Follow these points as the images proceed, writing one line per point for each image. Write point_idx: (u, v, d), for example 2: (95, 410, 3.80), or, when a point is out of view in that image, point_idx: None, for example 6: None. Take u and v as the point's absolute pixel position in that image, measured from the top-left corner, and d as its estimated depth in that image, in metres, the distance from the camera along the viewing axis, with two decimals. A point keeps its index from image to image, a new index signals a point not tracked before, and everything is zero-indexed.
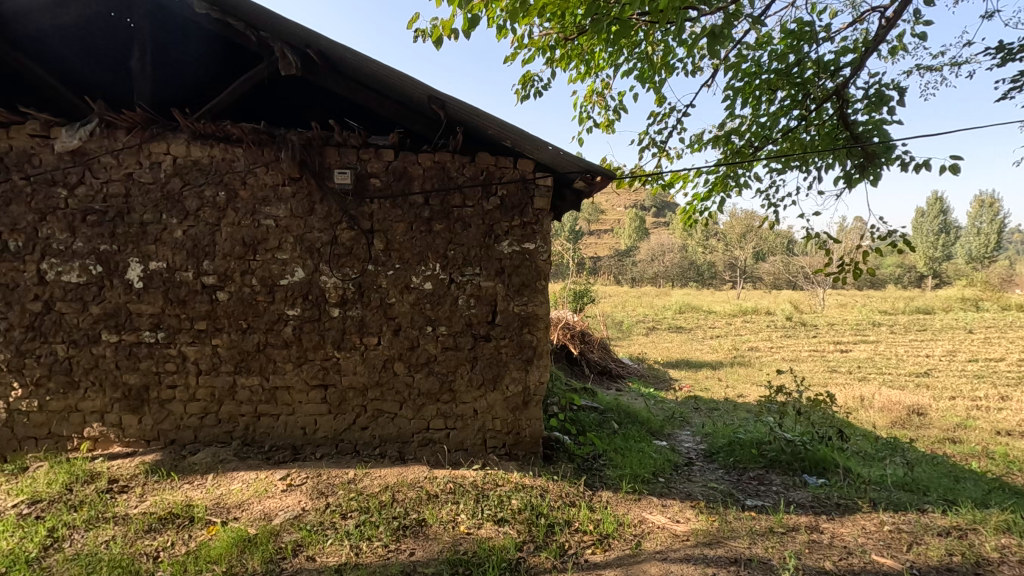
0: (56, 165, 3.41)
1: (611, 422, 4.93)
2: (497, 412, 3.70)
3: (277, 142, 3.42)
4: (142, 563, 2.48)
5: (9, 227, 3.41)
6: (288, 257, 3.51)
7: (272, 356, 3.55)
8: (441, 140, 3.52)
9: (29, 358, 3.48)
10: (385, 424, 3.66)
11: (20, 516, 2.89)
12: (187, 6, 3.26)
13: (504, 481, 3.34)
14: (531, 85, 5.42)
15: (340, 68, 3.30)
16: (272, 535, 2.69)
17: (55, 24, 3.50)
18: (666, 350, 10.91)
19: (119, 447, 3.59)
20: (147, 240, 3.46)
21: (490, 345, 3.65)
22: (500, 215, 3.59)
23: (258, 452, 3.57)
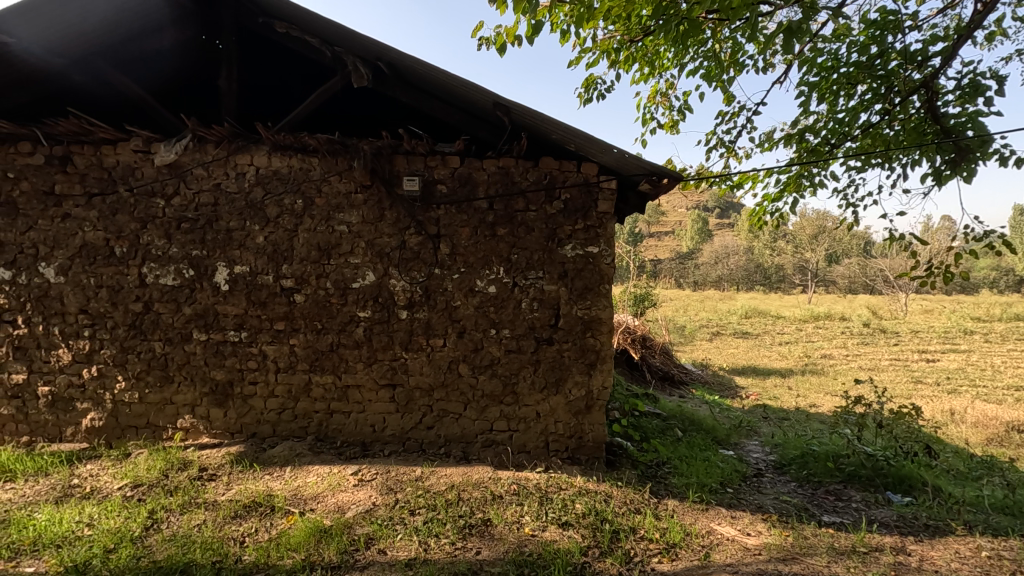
0: (155, 178, 3.73)
1: (675, 429, 4.80)
2: (559, 416, 3.70)
3: (350, 152, 3.58)
4: (230, 547, 2.67)
5: (115, 235, 3.76)
6: (360, 261, 3.67)
7: (344, 356, 3.72)
8: (505, 146, 3.57)
9: (131, 354, 3.82)
10: (450, 424, 3.74)
11: (125, 498, 3.17)
12: (269, 26, 3.50)
13: (567, 484, 3.34)
14: (593, 88, 5.41)
15: (409, 79, 3.42)
16: (347, 527, 2.82)
17: (155, 49, 3.86)
18: (731, 356, 10.53)
19: (207, 438, 3.85)
20: (233, 246, 3.72)
21: (553, 348, 3.66)
22: (564, 219, 3.60)
23: (331, 447, 3.74)
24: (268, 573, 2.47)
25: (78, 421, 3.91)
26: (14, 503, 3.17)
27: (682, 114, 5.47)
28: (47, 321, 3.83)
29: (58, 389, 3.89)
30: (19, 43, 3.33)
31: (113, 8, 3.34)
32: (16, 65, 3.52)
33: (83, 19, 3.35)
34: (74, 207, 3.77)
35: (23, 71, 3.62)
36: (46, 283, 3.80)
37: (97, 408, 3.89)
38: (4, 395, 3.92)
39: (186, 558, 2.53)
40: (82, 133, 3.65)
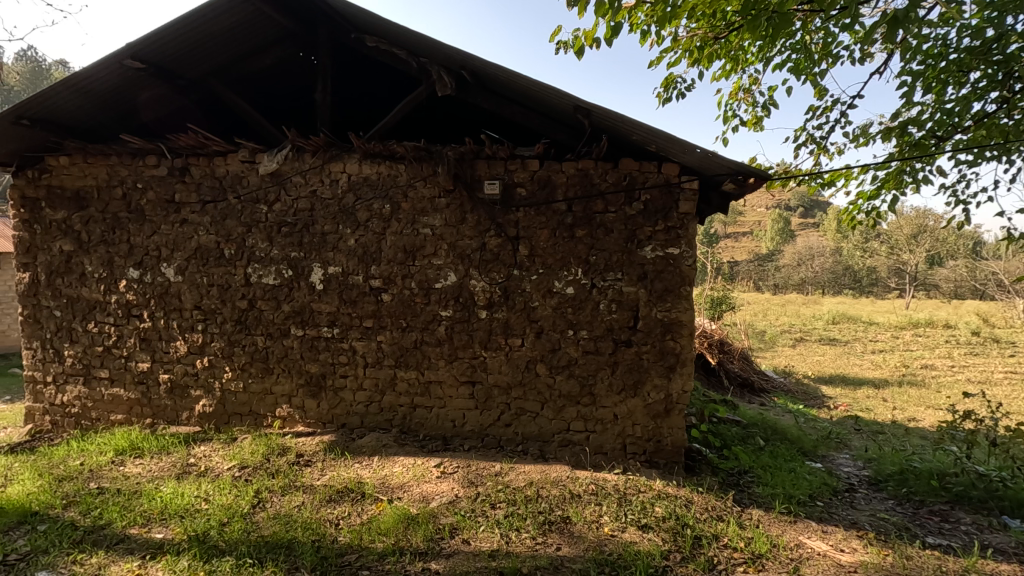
0: (259, 186, 4.07)
1: (757, 438, 4.61)
2: (637, 418, 3.68)
3: (435, 158, 3.75)
4: (327, 528, 2.87)
5: (225, 238, 4.14)
6: (442, 263, 3.82)
7: (427, 352, 3.89)
8: (584, 148, 3.63)
9: (237, 347, 4.18)
10: (528, 422, 3.81)
11: (234, 477, 3.49)
12: (362, 41, 3.77)
13: (646, 487, 3.32)
14: (673, 87, 5.29)
15: (491, 85, 3.56)
16: (432, 516, 2.95)
17: (261, 69, 4.24)
18: (817, 364, 9.91)
19: (302, 427, 4.14)
20: (327, 248, 3.98)
21: (632, 350, 3.64)
22: (643, 220, 3.58)
23: (415, 440, 3.92)
24: (361, 554, 2.64)
25: (192, 406, 4.33)
26: (142, 476, 3.57)
27: (767, 110, 5.25)
28: (167, 316, 4.27)
29: (175, 377, 4.32)
30: (149, 67, 3.76)
31: (224, 31, 3.68)
32: (145, 86, 3.99)
33: (198, 44, 3.72)
34: (190, 213, 4.19)
35: (152, 91, 4.09)
36: (167, 281, 4.24)
37: (208, 395, 4.29)
38: (131, 380, 4.42)
39: (289, 536, 2.76)
40: (198, 146, 4.06)
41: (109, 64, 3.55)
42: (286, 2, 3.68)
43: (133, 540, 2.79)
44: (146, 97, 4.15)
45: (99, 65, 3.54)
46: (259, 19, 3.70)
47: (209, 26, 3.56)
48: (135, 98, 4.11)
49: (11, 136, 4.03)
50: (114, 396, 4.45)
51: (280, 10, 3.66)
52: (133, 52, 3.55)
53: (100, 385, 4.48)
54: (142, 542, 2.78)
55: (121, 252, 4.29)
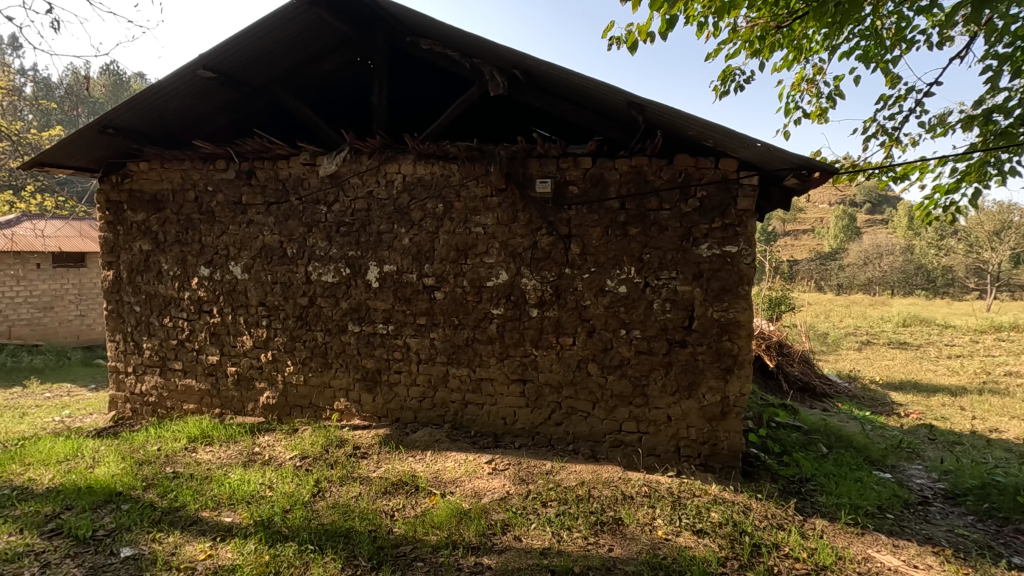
0: (319, 188, 4.23)
1: (819, 445, 4.41)
2: (692, 420, 3.59)
3: (487, 157, 3.79)
4: (383, 518, 2.95)
5: (288, 238, 4.32)
6: (494, 261, 3.85)
7: (479, 350, 3.94)
8: (638, 144, 3.58)
9: (298, 342, 4.36)
10: (579, 422, 3.79)
11: (296, 467, 3.64)
12: (416, 44, 3.85)
13: (701, 491, 3.24)
14: (731, 80, 5.12)
15: (543, 84, 3.57)
16: (484, 512, 2.99)
17: (321, 75, 4.40)
18: (885, 369, 9.35)
19: (358, 420, 4.28)
20: (383, 247, 4.09)
21: (686, 351, 3.55)
22: (699, 217, 3.49)
23: (466, 436, 3.97)
24: (416, 546, 2.71)
25: (257, 398, 4.56)
26: (212, 463, 3.79)
27: (833, 101, 5.00)
28: (235, 311, 4.51)
29: (242, 370, 4.56)
30: (219, 76, 3.98)
31: (287, 39, 3.84)
32: (216, 93, 4.22)
33: (263, 52, 3.91)
34: (256, 214, 4.40)
35: (221, 98, 4.32)
36: (234, 279, 4.47)
37: (271, 387, 4.50)
38: (202, 372, 4.69)
39: (347, 525, 2.85)
40: (264, 150, 4.27)
41: (184, 73, 3.78)
42: (344, 9, 3.80)
43: (205, 523, 2.97)
44: (215, 104, 4.38)
45: (175, 75, 3.78)
46: (319, 26, 3.84)
47: (273, 35, 3.73)
48: (206, 106, 4.35)
49: (99, 143, 4.36)
50: (187, 386, 4.74)
51: (339, 16, 3.78)
52: (205, 61, 3.76)
53: (175, 376, 4.78)
54: (213, 524, 2.95)
55: (193, 251, 4.56)
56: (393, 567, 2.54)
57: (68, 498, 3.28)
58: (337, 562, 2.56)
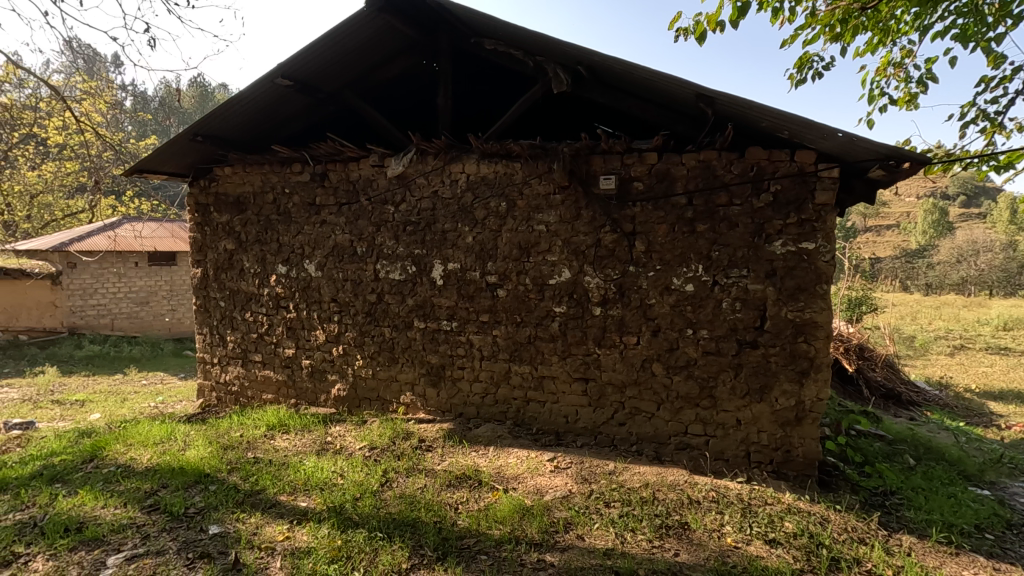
0: (387, 189, 4.38)
1: (905, 456, 4.10)
2: (763, 425, 3.43)
3: (550, 155, 3.79)
4: (447, 511, 3.02)
5: (358, 237, 4.50)
6: (557, 259, 3.83)
7: (541, 348, 3.94)
8: (707, 138, 3.46)
9: (367, 337, 4.54)
10: (642, 423, 3.72)
11: (365, 457, 3.79)
12: (481, 44, 3.89)
13: (774, 499, 3.10)
14: (808, 67, 4.85)
15: (608, 79, 3.53)
16: (546, 509, 3.00)
17: (389, 78, 4.54)
18: (982, 376, 8.56)
19: (423, 414, 4.40)
20: (447, 245, 4.18)
21: (758, 353, 3.40)
22: (773, 213, 3.32)
23: (528, 433, 3.99)
24: (479, 539, 2.75)
25: (328, 390, 4.78)
26: (289, 450, 4.01)
27: (924, 85, 4.63)
28: (309, 307, 4.75)
29: (315, 363, 4.79)
30: (295, 84, 4.19)
31: (357, 45, 3.99)
32: (292, 100, 4.45)
33: (336, 58, 4.08)
34: (329, 215, 4.61)
35: (297, 104, 4.55)
36: (309, 276, 4.71)
37: (342, 380, 4.71)
38: (279, 364, 4.97)
39: (413, 515, 2.94)
40: (336, 153, 4.47)
41: (264, 82, 4.01)
42: (412, 14, 3.90)
43: (283, 506, 3.15)
44: (291, 110, 4.62)
45: (257, 84, 4.02)
46: (388, 32, 3.96)
47: (344, 42, 3.89)
48: (283, 112, 4.60)
49: (189, 150, 4.71)
50: (266, 377, 5.04)
51: (407, 21, 3.89)
52: (283, 70, 3.97)
53: (255, 367, 5.09)
54: (290, 508, 3.12)
55: (272, 250, 4.84)
56: (457, 558, 2.59)
57: (164, 477, 3.58)
58: (404, 550, 2.65)
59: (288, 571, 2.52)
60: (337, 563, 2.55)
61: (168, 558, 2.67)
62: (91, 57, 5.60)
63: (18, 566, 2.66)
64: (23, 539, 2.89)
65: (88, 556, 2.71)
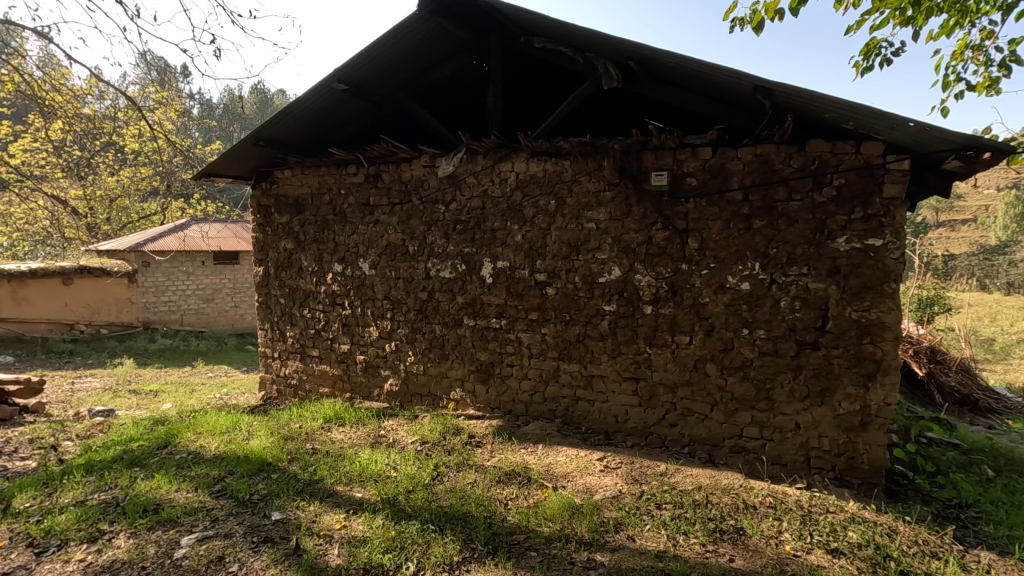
0: (438, 188, 4.46)
1: (984, 467, 3.82)
2: (825, 430, 3.29)
3: (600, 152, 3.75)
4: (497, 506, 3.06)
5: (410, 236, 4.60)
6: (607, 257, 3.80)
7: (590, 347, 3.92)
8: (764, 131, 3.35)
9: (418, 333, 4.64)
10: (695, 424, 3.64)
11: (417, 450, 3.88)
12: (531, 43, 3.90)
13: (836, 508, 2.96)
14: (876, 53, 4.59)
15: (660, 73, 3.47)
16: (596, 509, 2.98)
17: (440, 80, 4.61)
18: None
19: (473, 410, 4.46)
20: (497, 243, 4.21)
21: (819, 354, 3.26)
22: (836, 208, 3.18)
23: (577, 432, 3.98)
24: (529, 536, 2.77)
25: (382, 385, 4.92)
26: (345, 442, 4.15)
27: (1007, 69, 4.30)
28: (363, 304, 4.90)
29: (369, 358, 4.94)
30: (351, 88, 4.32)
31: (409, 48, 4.08)
32: (348, 104, 4.59)
33: (389, 62, 4.18)
34: (382, 214, 4.74)
35: (352, 108, 4.69)
36: (363, 274, 4.86)
37: (395, 375, 4.83)
38: (335, 359, 5.15)
39: (464, 509, 2.99)
40: (389, 154, 4.59)
41: (322, 87, 4.16)
42: (463, 15, 3.95)
43: (339, 496, 3.27)
44: (346, 113, 4.77)
45: (314, 89, 4.18)
46: (439, 34, 4.03)
47: (397, 46, 3.99)
48: (339, 115, 4.75)
49: (252, 154, 4.95)
50: (322, 371, 5.24)
51: (458, 23, 3.94)
52: (339, 74, 4.11)
53: (313, 361, 5.30)
54: (347, 498, 3.24)
55: (329, 249, 5.02)
56: (507, 554, 2.61)
57: (231, 464, 3.78)
58: (456, 543, 2.69)
59: (345, 558, 2.61)
60: (391, 553, 2.63)
61: (235, 541, 2.82)
62: (163, 69, 5.96)
63: (103, 542, 2.88)
64: (108, 518, 3.12)
65: (164, 536, 2.90)
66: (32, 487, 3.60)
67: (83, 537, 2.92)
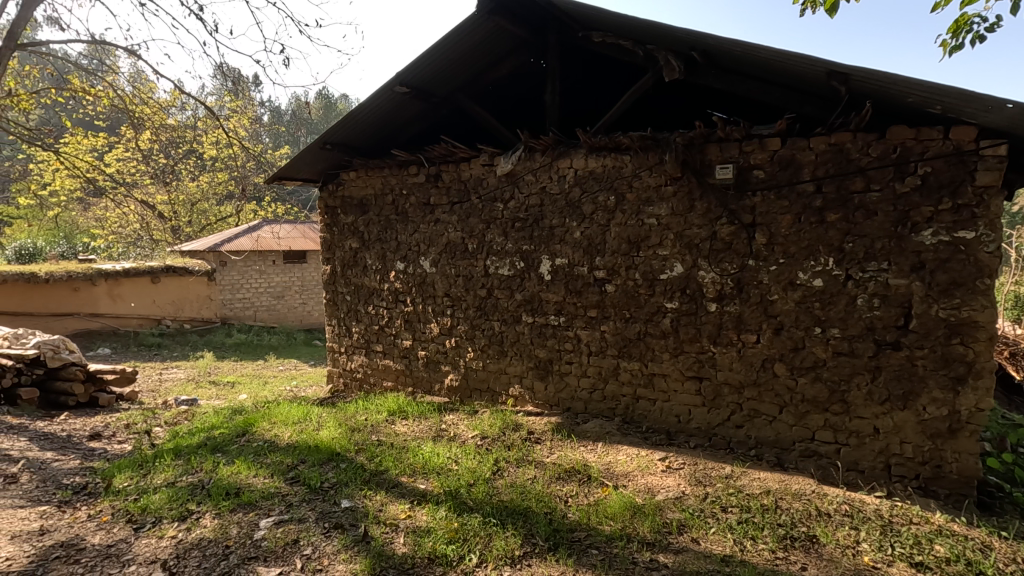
0: (497, 186, 4.50)
1: None
2: (907, 435, 3.09)
3: (662, 146, 3.67)
4: (557, 503, 3.07)
5: (469, 234, 4.67)
6: (668, 253, 3.72)
7: (651, 345, 3.85)
8: (839, 119, 3.18)
9: (478, 330, 4.71)
10: (763, 426, 3.51)
11: (477, 445, 3.95)
12: (590, 37, 3.87)
13: (921, 519, 2.77)
14: (966, 31, 4.23)
15: (725, 62, 3.36)
16: (658, 509, 2.94)
17: (498, 80, 4.66)
18: None
19: (532, 407, 4.49)
20: (555, 241, 4.21)
21: (901, 355, 3.06)
22: (920, 198, 2.96)
23: (638, 431, 3.93)
24: (590, 533, 2.76)
25: (442, 380, 5.03)
26: (408, 435, 4.28)
27: None
28: (424, 301, 5.03)
29: (430, 354, 5.07)
30: (412, 90, 4.45)
31: (468, 49, 4.14)
32: (409, 106, 4.73)
33: (448, 63, 4.27)
34: (442, 213, 4.84)
35: (413, 110, 4.83)
36: (424, 272, 4.98)
37: (455, 370, 4.94)
38: (398, 354, 5.32)
39: (524, 504, 3.02)
40: (449, 154, 4.69)
41: (384, 90, 4.31)
42: (521, 13, 3.97)
43: (404, 486, 3.38)
44: (408, 115, 4.91)
45: (378, 93, 4.33)
46: (497, 34, 4.07)
47: (456, 47, 4.07)
48: (400, 117, 4.90)
49: (320, 156, 5.19)
50: (386, 366, 5.42)
51: (516, 21, 3.97)
52: (401, 77, 4.24)
53: (377, 356, 5.49)
54: (411, 488, 3.35)
55: (392, 248, 5.19)
56: (568, 550, 2.62)
57: (303, 453, 3.99)
58: (517, 538, 2.73)
59: (410, 547, 2.70)
60: (454, 544, 2.69)
61: (308, 525, 2.98)
62: (238, 79, 6.35)
63: (191, 521, 3.12)
64: (195, 499, 3.37)
65: (245, 518, 3.10)
66: (130, 468, 3.94)
67: (175, 515, 3.17)
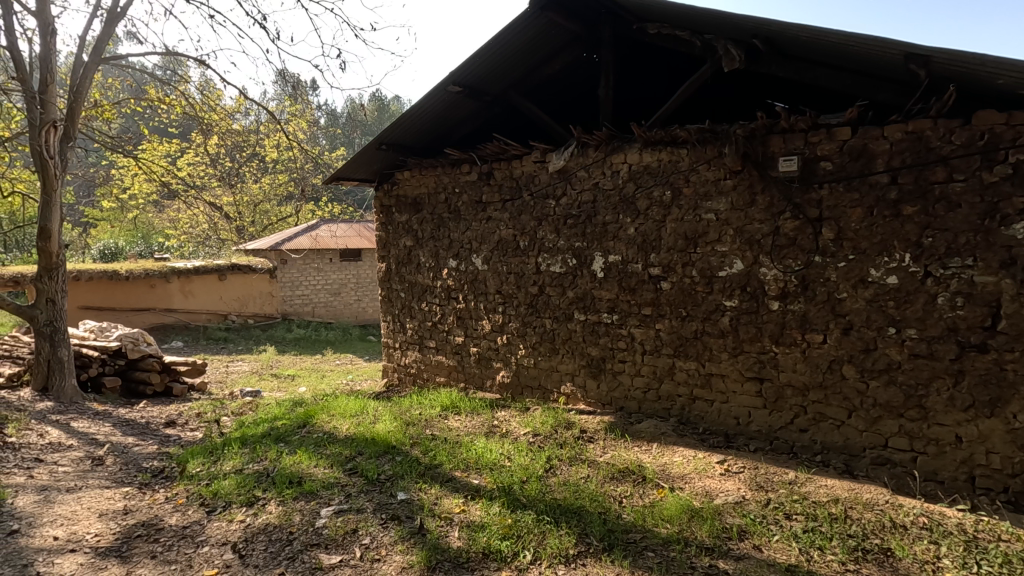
0: (549, 183, 4.48)
1: None
2: (994, 444, 2.86)
3: (721, 138, 3.55)
4: (611, 503, 3.03)
5: (521, 231, 4.67)
6: (727, 250, 3.59)
7: (709, 344, 3.73)
8: (916, 105, 2.99)
9: (530, 327, 4.71)
10: (829, 431, 3.34)
11: (529, 442, 3.94)
12: (645, 29, 3.79)
13: (1011, 536, 2.56)
14: None
15: (790, 48, 3.21)
16: (717, 513, 2.85)
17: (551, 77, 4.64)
18: None
19: (584, 405, 4.45)
20: (608, 237, 4.15)
21: (987, 358, 2.83)
22: (1011, 188, 2.73)
23: (694, 432, 3.82)
24: (646, 535, 2.71)
25: (494, 376, 5.07)
26: (461, 430, 4.34)
27: None
28: (476, 298, 5.07)
29: (482, 350, 5.11)
30: (465, 89, 4.50)
31: (520, 46, 4.14)
32: (462, 105, 4.78)
33: (500, 61, 4.28)
34: (494, 211, 4.86)
35: (466, 109, 4.88)
36: (476, 269, 5.03)
37: (506, 367, 4.96)
38: (450, 350, 5.39)
39: (578, 503, 3.00)
40: (501, 152, 4.71)
41: (438, 91, 4.38)
42: (574, 8, 3.94)
43: (458, 481, 3.43)
44: (460, 115, 4.97)
45: (432, 93, 4.41)
46: (549, 29, 4.06)
47: (508, 44, 4.07)
48: (453, 117, 4.97)
49: (377, 157, 5.35)
50: (439, 362, 5.51)
51: (569, 16, 3.94)
52: (454, 77, 4.29)
53: (430, 352, 5.59)
54: (464, 483, 3.39)
55: (444, 245, 5.26)
56: (623, 552, 2.58)
57: (360, 445, 4.11)
58: (571, 537, 2.71)
59: (464, 542, 2.73)
60: (508, 540, 2.70)
61: (366, 515, 3.07)
62: (297, 84, 6.59)
63: (258, 507, 3.27)
64: (261, 486, 3.53)
65: (307, 506, 3.23)
66: (201, 455, 4.18)
67: (243, 501, 3.34)
